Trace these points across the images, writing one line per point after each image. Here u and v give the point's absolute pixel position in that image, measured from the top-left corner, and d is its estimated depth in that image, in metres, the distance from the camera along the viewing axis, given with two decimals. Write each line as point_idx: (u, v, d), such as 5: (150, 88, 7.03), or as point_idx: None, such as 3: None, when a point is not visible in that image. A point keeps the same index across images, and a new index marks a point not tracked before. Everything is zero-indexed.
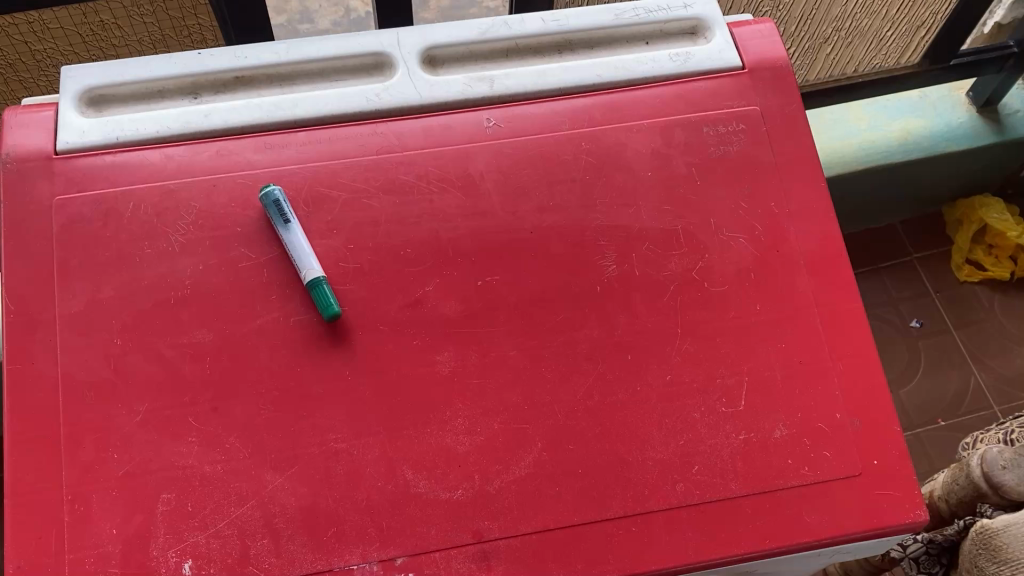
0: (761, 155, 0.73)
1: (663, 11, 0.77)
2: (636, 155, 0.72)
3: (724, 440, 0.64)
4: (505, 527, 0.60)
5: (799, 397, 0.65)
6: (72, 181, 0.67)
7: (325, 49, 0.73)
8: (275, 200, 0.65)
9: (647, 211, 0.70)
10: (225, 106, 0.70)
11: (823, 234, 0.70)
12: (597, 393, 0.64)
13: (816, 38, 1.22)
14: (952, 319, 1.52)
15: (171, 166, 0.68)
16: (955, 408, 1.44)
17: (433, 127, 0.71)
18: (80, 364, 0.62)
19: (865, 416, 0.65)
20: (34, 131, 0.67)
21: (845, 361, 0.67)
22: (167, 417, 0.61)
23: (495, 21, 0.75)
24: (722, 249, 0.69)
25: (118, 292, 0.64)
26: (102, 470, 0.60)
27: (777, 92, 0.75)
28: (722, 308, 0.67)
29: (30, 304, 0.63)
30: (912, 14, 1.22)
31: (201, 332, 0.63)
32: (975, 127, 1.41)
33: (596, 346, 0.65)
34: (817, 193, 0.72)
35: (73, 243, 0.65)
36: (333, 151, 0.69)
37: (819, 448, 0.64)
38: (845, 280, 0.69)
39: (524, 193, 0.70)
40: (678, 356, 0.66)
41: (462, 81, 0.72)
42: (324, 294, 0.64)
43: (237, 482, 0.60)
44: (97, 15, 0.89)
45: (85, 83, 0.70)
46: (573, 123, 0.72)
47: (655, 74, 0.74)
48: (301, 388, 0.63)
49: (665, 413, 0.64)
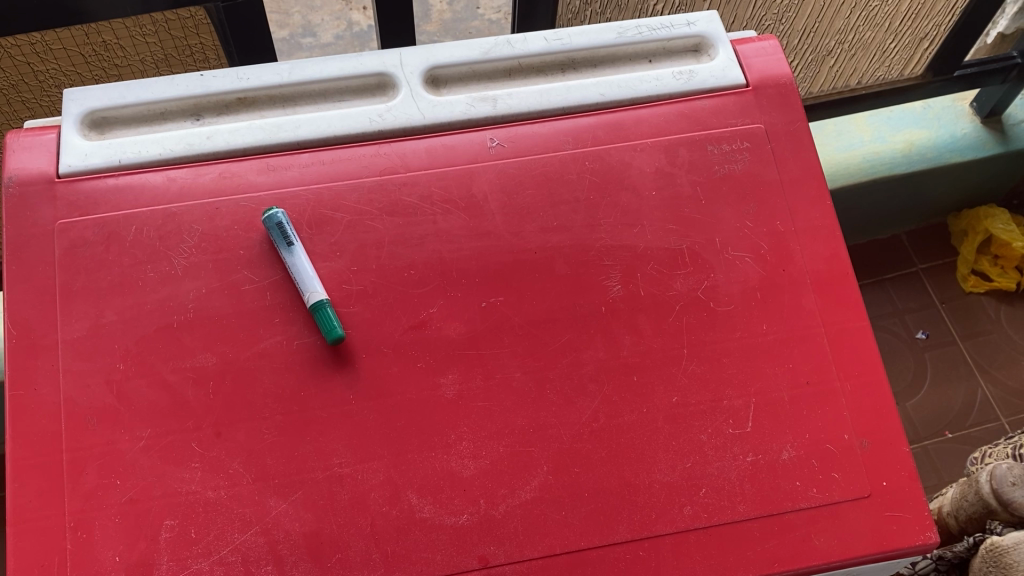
0: (766, 174, 0.72)
1: (666, 29, 0.76)
2: (640, 174, 0.71)
3: (731, 462, 0.63)
4: (511, 553, 0.59)
5: (806, 418, 0.65)
6: (74, 205, 0.66)
7: (328, 70, 0.72)
8: (278, 222, 0.65)
9: (652, 231, 0.70)
10: (227, 128, 0.69)
11: (829, 252, 0.70)
12: (603, 415, 0.64)
13: (820, 51, 1.22)
14: (958, 331, 1.52)
15: (174, 189, 0.68)
16: (962, 420, 1.43)
17: (436, 148, 0.70)
18: (83, 389, 0.62)
19: (873, 436, 0.65)
20: (37, 155, 0.67)
21: (852, 382, 0.66)
22: (170, 443, 0.61)
23: (498, 41, 0.74)
24: (728, 268, 0.69)
25: (121, 316, 0.64)
26: (105, 497, 0.59)
27: (781, 110, 0.74)
28: (728, 328, 0.67)
29: (33, 328, 0.63)
30: (916, 26, 1.22)
31: (204, 356, 0.63)
32: (979, 138, 1.41)
33: (601, 367, 0.65)
34: (823, 211, 0.71)
35: (75, 268, 0.65)
36: (336, 172, 0.69)
37: (827, 469, 0.63)
38: (852, 299, 0.69)
39: (527, 213, 0.69)
40: (685, 377, 0.65)
41: (465, 101, 0.72)
42: (328, 316, 0.63)
43: (241, 507, 0.59)
44: (99, 36, 0.89)
45: (88, 106, 0.69)
46: (577, 142, 0.72)
47: (660, 92, 0.74)
48: (305, 413, 0.62)
49: (671, 435, 0.63)
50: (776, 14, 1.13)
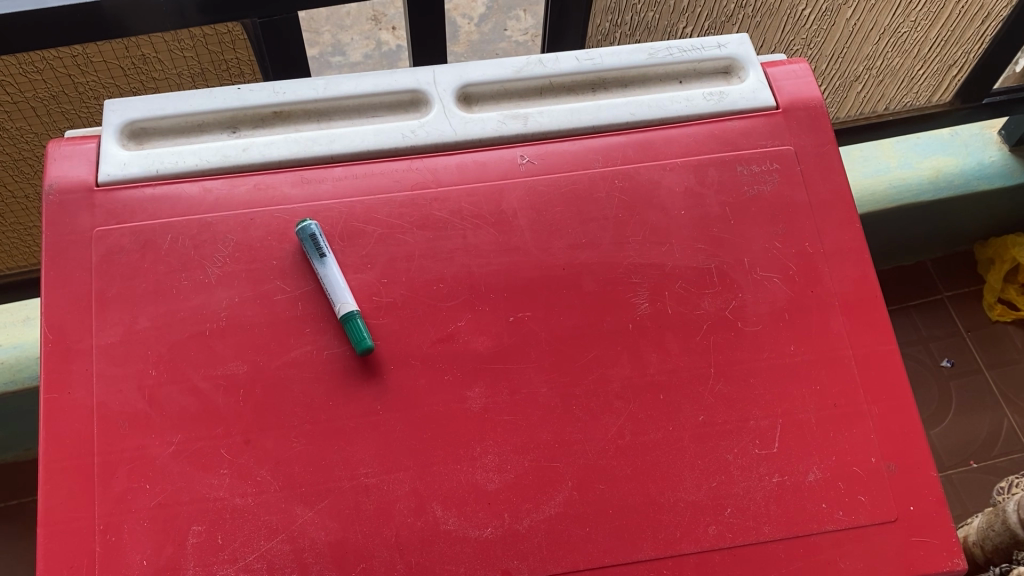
0: (795, 196, 0.72)
1: (696, 50, 0.77)
2: (669, 194, 0.72)
3: (757, 483, 0.63)
4: (534, 567, 0.60)
5: (833, 440, 0.65)
6: (112, 213, 0.68)
7: (362, 86, 0.74)
8: (311, 234, 0.66)
9: (681, 249, 0.70)
10: (263, 140, 0.71)
11: (857, 275, 0.70)
12: (629, 432, 0.64)
13: (847, 76, 1.22)
14: (985, 359, 1.50)
15: (210, 199, 0.69)
16: (988, 449, 1.42)
17: (468, 164, 0.71)
18: (115, 394, 0.63)
19: (900, 460, 0.65)
20: (77, 163, 0.69)
21: (880, 405, 0.66)
22: (199, 449, 0.61)
23: (530, 60, 0.75)
24: (755, 289, 0.69)
25: (154, 323, 0.65)
26: (135, 500, 0.60)
27: (812, 132, 0.74)
28: (756, 349, 0.67)
29: (67, 334, 0.64)
30: (945, 53, 1.21)
31: (235, 363, 0.64)
32: (1007, 167, 1.40)
33: (628, 384, 0.65)
34: (851, 234, 0.71)
35: (111, 274, 0.66)
36: (368, 186, 0.70)
37: (854, 492, 0.63)
38: (880, 323, 0.69)
39: (557, 230, 0.70)
40: (711, 396, 0.65)
41: (496, 119, 0.73)
42: (358, 327, 0.64)
43: (267, 515, 0.60)
44: (139, 50, 0.90)
45: (128, 117, 0.71)
46: (607, 161, 0.72)
47: (690, 113, 0.74)
48: (332, 422, 0.63)
49: (698, 454, 0.63)
50: (805, 38, 1.13)
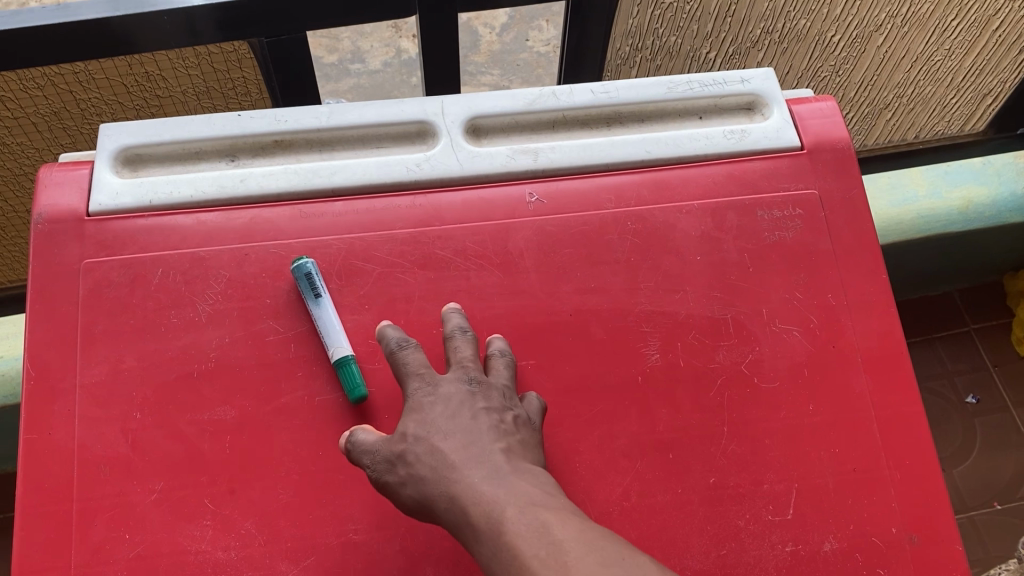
0: (818, 242, 0.69)
1: (718, 85, 0.74)
2: (684, 237, 0.68)
3: (769, 552, 0.59)
4: None
5: (852, 507, 0.61)
6: (102, 244, 0.65)
7: (367, 116, 0.70)
8: (307, 273, 0.63)
9: (696, 297, 0.66)
10: (261, 171, 0.68)
11: (880, 329, 0.66)
12: (634, 493, 0.60)
13: (876, 104, 1.18)
14: (1011, 396, 1.45)
15: (204, 232, 0.66)
16: (1012, 491, 1.37)
17: (474, 201, 0.68)
18: (98, 436, 0.60)
19: (923, 531, 0.61)
20: (68, 191, 0.66)
21: (902, 470, 0.62)
22: (181, 498, 0.59)
23: (543, 91, 0.72)
24: (773, 342, 0.65)
25: (141, 362, 0.62)
26: (113, 550, 0.57)
27: (837, 175, 0.71)
28: (772, 406, 0.63)
29: (51, 371, 0.61)
30: (980, 82, 1.16)
31: (223, 408, 0.61)
32: None
33: (635, 442, 0.62)
34: (875, 285, 0.68)
35: (98, 309, 0.63)
36: (369, 222, 0.67)
37: (872, 565, 0.60)
38: (904, 382, 0.65)
39: (564, 272, 0.66)
40: (723, 457, 0.62)
41: (505, 154, 0.69)
42: (352, 373, 0.61)
43: (251, 571, 0.57)
44: (143, 67, 0.87)
45: (123, 142, 0.68)
46: (620, 201, 0.69)
47: (709, 151, 0.71)
48: (322, 474, 0.60)
49: (707, 519, 0.60)
50: (833, 65, 1.09)
